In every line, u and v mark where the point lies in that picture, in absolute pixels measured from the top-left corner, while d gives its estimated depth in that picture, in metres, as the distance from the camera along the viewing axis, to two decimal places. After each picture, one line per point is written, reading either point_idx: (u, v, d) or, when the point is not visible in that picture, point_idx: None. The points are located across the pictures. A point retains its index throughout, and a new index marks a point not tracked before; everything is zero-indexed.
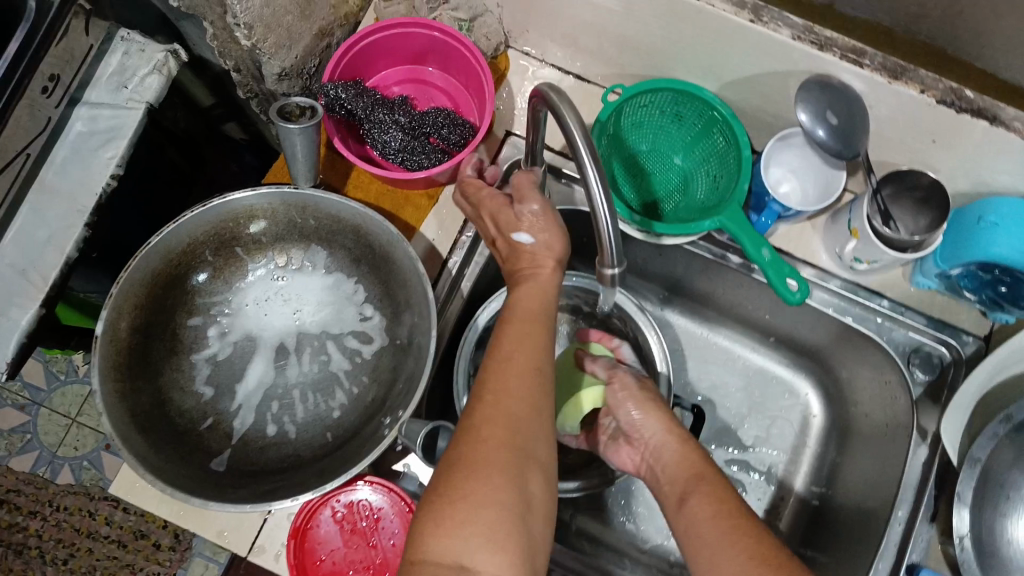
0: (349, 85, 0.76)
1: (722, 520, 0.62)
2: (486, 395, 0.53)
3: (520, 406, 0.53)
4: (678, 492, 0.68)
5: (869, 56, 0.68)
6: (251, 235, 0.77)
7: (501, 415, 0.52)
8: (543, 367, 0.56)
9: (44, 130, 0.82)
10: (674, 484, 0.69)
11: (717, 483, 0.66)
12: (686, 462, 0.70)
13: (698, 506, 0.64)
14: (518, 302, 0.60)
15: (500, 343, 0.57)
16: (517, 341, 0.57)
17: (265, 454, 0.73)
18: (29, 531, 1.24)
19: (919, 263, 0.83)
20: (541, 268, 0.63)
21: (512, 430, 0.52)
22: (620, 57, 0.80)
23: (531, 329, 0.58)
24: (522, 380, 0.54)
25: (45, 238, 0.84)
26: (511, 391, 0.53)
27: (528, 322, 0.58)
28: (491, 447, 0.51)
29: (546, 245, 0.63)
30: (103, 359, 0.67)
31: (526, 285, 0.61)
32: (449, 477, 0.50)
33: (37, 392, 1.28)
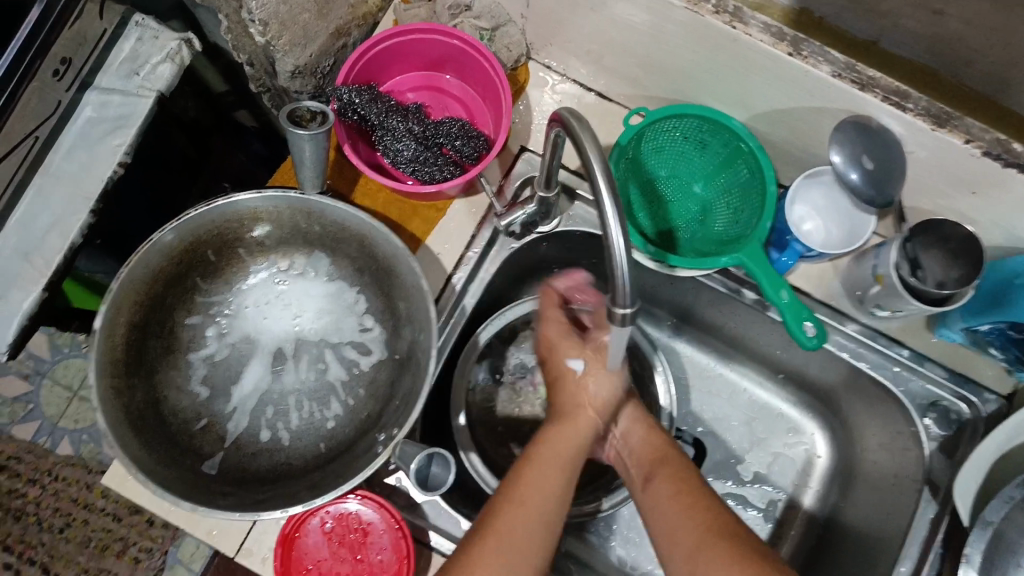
0: (363, 90, 0.74)
1: (681, 496, 0.68)
2: (487, 536, 0.61)
3: (527, 537, 0.62)
4: (643, 473, 0.73)
5: (914, 100, 0.65)
6: (255, 237, 0.76)
7: (495, 561, 0.59)
8: (551, 518, 0.64)
9: (53, 113, 0.82)
10: (640, 465, 0.74)
11: (676, 463, 0.72)
12: (651, 445, 0.75)
13: (663, 487, 0.70)
14: (547, 444, 0.70)
15: (514, 481, 0.66)
16: (543, 477, 0.66)
17: (257, 461, 0.72)
18: (27, 498, 1.23)
19: (943, 315, 0.81)
20: (590, 402, 0.73)
21: (511, 564, 0.60)
22: (644, 78, 0.77)
23: (562, 465, 0.68)
24: (539, 513, 0.63)
25: (48, 222, 0.83)
26: (531, 512, 0.63)
27: (561, 458, 0.68)
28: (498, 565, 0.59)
29: (592, 400, 0.73)
30: (100, 355, 0.66)
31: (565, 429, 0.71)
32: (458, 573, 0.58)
33: (40, 362, 1.28)
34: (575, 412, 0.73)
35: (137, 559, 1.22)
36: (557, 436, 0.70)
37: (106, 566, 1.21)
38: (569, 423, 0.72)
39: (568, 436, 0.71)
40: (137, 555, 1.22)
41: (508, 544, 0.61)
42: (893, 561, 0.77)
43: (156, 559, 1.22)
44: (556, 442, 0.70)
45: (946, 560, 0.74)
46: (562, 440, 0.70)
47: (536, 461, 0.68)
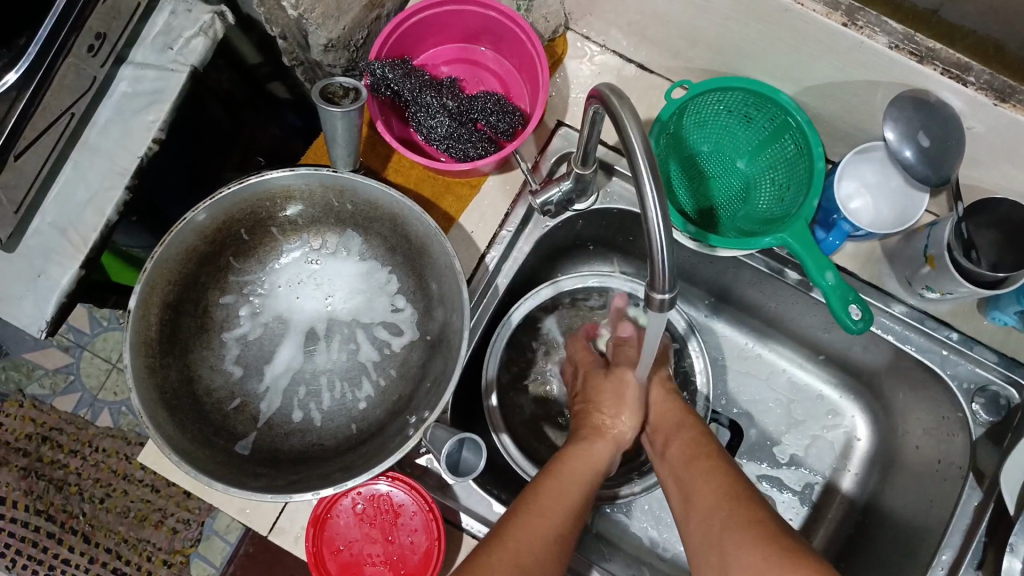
0: (396, 65, 0.72)
1: (699, 460, 0.70)
2: (512, 530, 0.62)
3: (547, 534, 0.62)
4: (661, 442, 0.75)
5: (974, 73, 0.61)
6: (287, 216, 0.75)
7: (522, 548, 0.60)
8: (572, 525, 0.64)
9: (89, 89, 0.81)
10: (655, 433, 0.77)
11: (693, 429, 0.74)
12: (670, 416, 0.77)
13: (677, 451, 0.72)
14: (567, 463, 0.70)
15: (536, 494, 0.65)
16: (566, 484, 0.67)
17: (289, 441, 0.72)
18: (68, 469, 1.26)
19: (995, 297, 0.77)
20: (617, 433, 0.75)
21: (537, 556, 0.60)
22: (689, 50, 0.74)
23: (585, 480, 0.69)
24: (559, 514, 0.64)
25: (85, 198, 0.83)
26: (553, 511, 0.64)
27: (586, 474, 0.69)
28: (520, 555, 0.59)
29: (620, 431, 0.76)
30: (134, 334, 0.66)
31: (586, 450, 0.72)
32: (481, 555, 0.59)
33: (81, 335, 1.31)
34: (602, 434, 0.75)
35: (174, 529, 1.24)
36: (584, 453, 0.72)
37: (145, 535, 1.24)
38: (597, 445, 0.73)
39: (594, 454, 0.72)
40: (175, 525, 1.24)
41: (530, 535, 0.61)
42: (934, 549, 0.75)
43: (193, 530, 1.24)
44: (583, 458, 0.71)
45: (989, 549, 0.71)
46: (589, 459, 0.71)
47: (562, 472, 0.68)
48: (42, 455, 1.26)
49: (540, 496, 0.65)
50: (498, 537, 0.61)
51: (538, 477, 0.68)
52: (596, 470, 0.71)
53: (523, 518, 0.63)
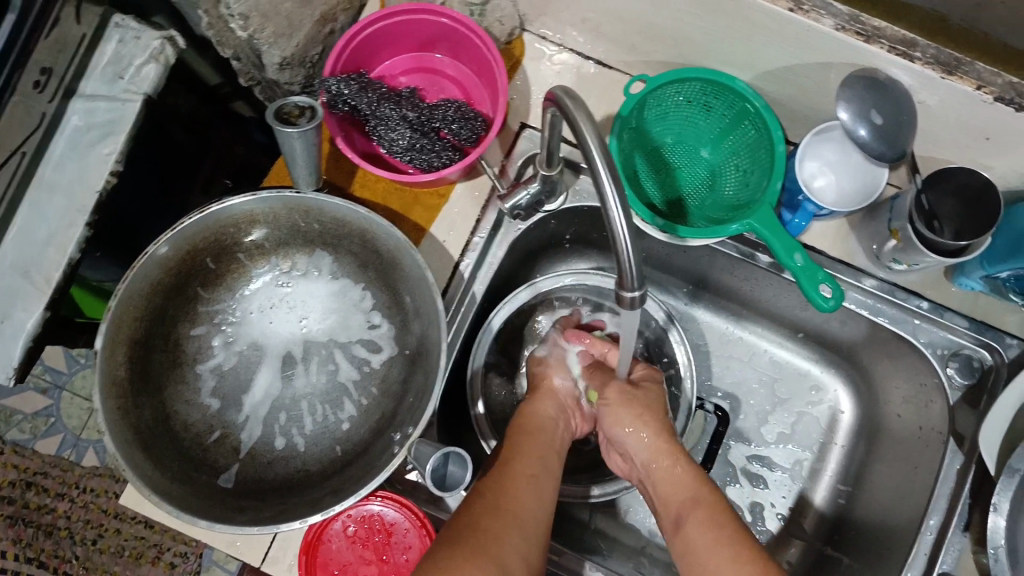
0: (351, 80, 0.71)
1: (724, 552, 0.63)
2: (486, 491, 0.66)
3: (527, 496, 0.66)
4: (674, 515, 0.69)
5: (921, 48, 0.62)
6: (252, 241, 0.74)
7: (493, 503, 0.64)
8: (536, 471, 0.69)
9: (40, 125, 0.79)
10: (667, 505, 0.70)
11: (712, 503, 0.68)
12: (681, 485, 0.70)
13: (696, 532, 0.66)
14: (524, 416, 0.76)
15: (505, 451, 0.71)
16: (527, 444, 0.72)
17: (274, 469, 0.71)
18: (57, 513, 1.22)
19: (960, 264, 0.79)
20: (555, 387, 0.80)
21: (509, 506, 0.64)
22: (644, 43, 0.74)
23: (542, 433, 0.74)
24: (528, 469, 0.69)
25: (44, 237, 0.80)
26: (525, 472, 0.68)
27: (535, 427, 0.74)
28: (507, 519, 0.63)
29: (556, 384, 0.80)
30: (104, 376, 0.64)
31: (536, 404, 0.78)
32: (472, 524, 0.62)
33: (58, 375, 1.28)
34: (543, 392, 0.80)
35: (172, 564, 1.22)
36: (527, 411, 0.77)
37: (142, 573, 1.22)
38: (538, 400, 0.78)
39: (541, 409, 0.77)
40: (172, 560, 1.22)
41: (513, 498, 0.65)
42: (921, 516, 0.76)
43: (191, 563, 1.23)
44: (532, 416, 0.76)
45: (974, 511, 0.73)
46: (535, 413, 0.76)
47: (518, 433, 0.73)
48: (28, 501, 1.22)
49: (513, 461, 0.69)
50: (484, 504, 0.64)
51: (503, 441, 0.73)
52: (544, 421, 0.76)
53: (502, 484, 0.67)
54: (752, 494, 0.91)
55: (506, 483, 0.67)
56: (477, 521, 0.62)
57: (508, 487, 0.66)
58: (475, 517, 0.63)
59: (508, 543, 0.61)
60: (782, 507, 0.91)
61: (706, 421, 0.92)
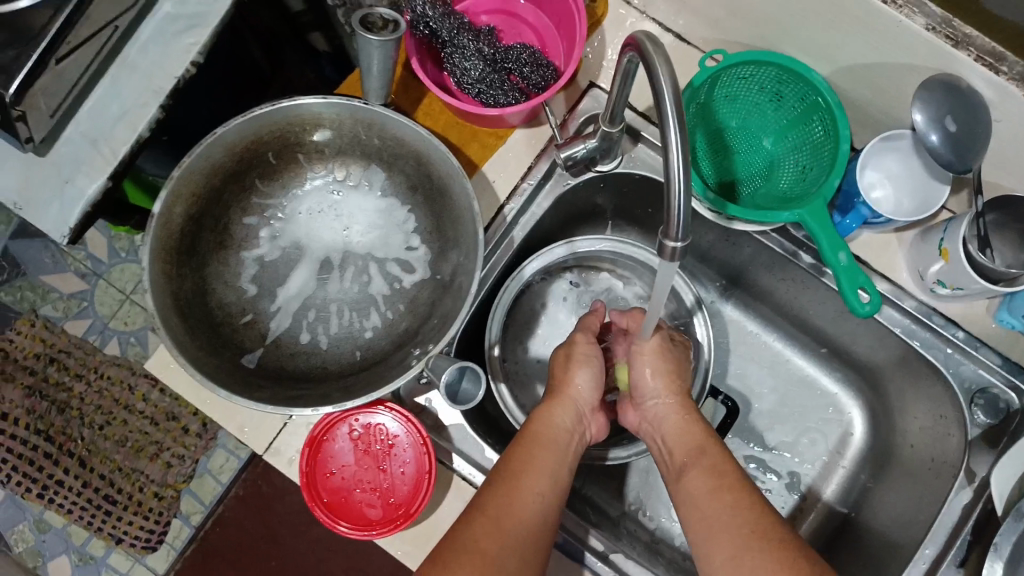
0: (437, 5, 0.73)
1: (724, 494, 0.63)
2: (487, 510, 0.63)
3: (528, 517, 0.64)
4: (679, 465, 0.69)
5: (1009, 62, 0.61)
6: (314, 143, 0.76)
7: (494, 530, 0.61)
8: (544, 495, 0.66)
9: (134, 5, 0.83)
10: (675, 455, 0.70)
11: (717, 456, 0.67)
12: (688, 438, 0.70)
13: (698, 480, 0.65)
14: (534, 421, 0.72)
15: (510, 457, 0.68)
16: (537, 457, 0.68)
17: (295, 361, 0.73)
18: (72, 393, 1.27)
19: (1009, 299, 0.76)
20: (575, 393, 0.76)
21: (506, 535, 0.61)
22: (727, 21, 0.74)
23: (550, 445, 0.70)
24: (533, 489, 0.66)
25: (118, 113, 0.84)
26: (529, 489, 0.66)
27: (549, 438, 0.71)
28: (504, 547, 0.61)
29: (578, 390, 0.76)
30: (156, 241, 0.67)
31: (552, 409, 0.74)
32: (466, 543, 0.60)
33: (98, 264, 1.33)
34: (562, 398, 0.75)
35: (169, 463, 1.26)
36: (543, 419, 0.73)
37: (139, 466, 1.26)
38: (556, 409, 0.74)
39: (556, 418, 0.73)
40: (170, 460, 1.26)
41: (513, 520, 0.63)
42: (916, 545, 0.75)
43: (186, 466, 1.26)
44: (544, 425, 0.72)
45: (973, 549, 0.71)
46: (550, 424, 0.72)
47: (528, 441, 0.70)
48: (47, 376, 1.27)
49: (519, 476, 0.66)
50: (484, 522, 0.62)
51: (509, 448, 0.70)
52: (559, 432, 0.72)
53: (502, 499, 0.64)
54: None
55: (507, 498, 0.64)
56: (474, 541, 0.60)
57: (506, 506, 0.64)
58: (471, 535, 0.61)
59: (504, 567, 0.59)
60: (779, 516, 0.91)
61: (716, 411, 0.93)
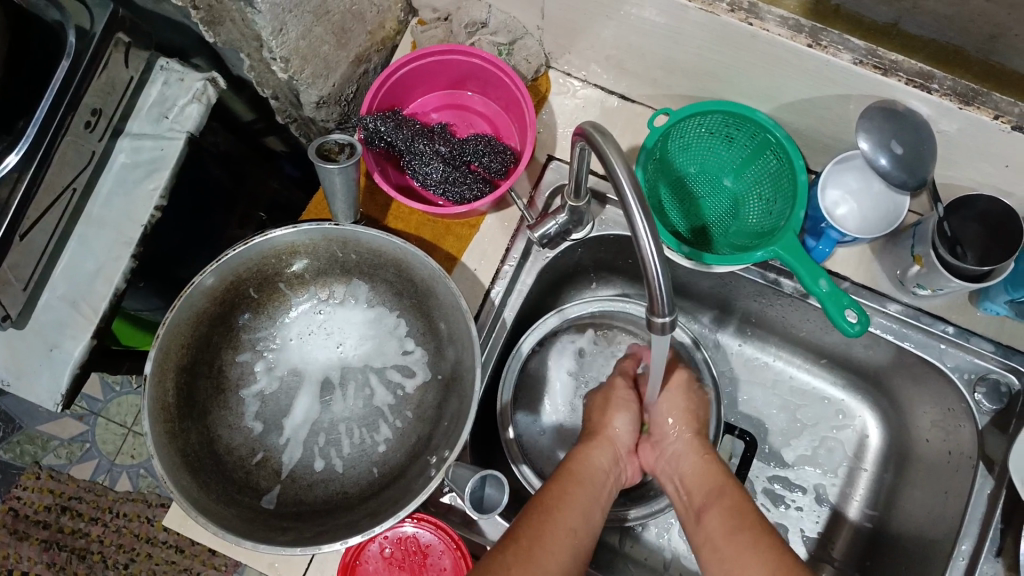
0: (388, 118, 0.75)
1: (742, 533, 0.65)
2: (522, 539, 0.64)
3: (562, 551, 0.64)
4: (697, 507, 0.71)
5: (938, 80, 0.65)
6: (293, 271, 0.77)
7: (528, 560, 0.62)
8: (576, 531, 0.66)
9: (89, 163, 0.83)
10: (693, 496, 0.72)
11: (737, 496, 0.69)
12: (708, 479, 0.72)
13: (718, 521, 0.67)
14: (573, 459, 0.74)
15: (547, 491, 0.70)
16: (573, 493, 0.70)
17: (313, 491, 0.73)
18: (91, 537, 1.26)
19: (986, 289, 0.79)
20: (612, 433, 0.79)
21: (538, 568, 0.62)
22: (666, 78, 0.77)
23: (589, 483, 0.72)
24: (569, 523, 0.67)
25: (92, 270, 0.84)
26: (565, 523, 0.66)
27: (585, 475, 0.72)
28: (536, 575, 0.61)
29: (615, 431, 0.79)
30: (153, 401, 0.68)
31: (594, 446, 0.76)
32: (501, 575, 0.60)
33: (94, 402, 1.32)
34: (600, 438, 0.78)
35: None
36: (581, 457, 0.75)
37: None
38: (593, 446, 0.77)
39: (594, 456, 0.75)
40: None
41: (546, 551, 0.63)
42: (953, 542, 0.76)
43: None
44: (581, 461, 0.74)
45: (1006, 536, 0.73)
46: (589, 462, 0.74)
47: (565, 477, 0.72)
48: (63, 525, 1.27)
49: (553, 511, 0.67)
50: (516, 552, 0.62)
51: (544, 484, 0.72)
52: (596, 472, 0.74)
53: (536, 531, 0.65)
54: (777, 515, 0.92)
55: (541, 531, 0.65)
56: (509, 571, 0.61)
57: (542, 537, 0.64)
58: (504, 566, 0.61)
59: None
60: (812, 530, 0.92)
61: (734, 446, 0.92)
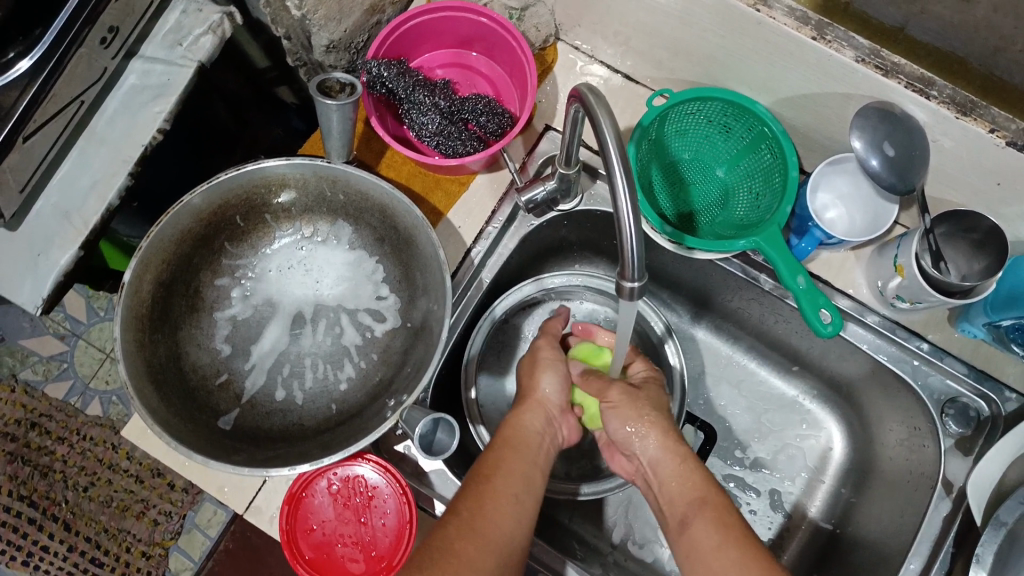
0: (392, 64, 0.75)
1: (727, 548, 0.61)
2: (461, 512, 0.62)
3: (503, 518, 0.62)
4: (679, 514, 0.66)
5: (937, 87, 0.64)
6: (280, 203, 0.78)
7: (469, 536, 0.60)
8: (518, 496, 0.65)
9: (100, 79, 0.85)
10: (673, 504, 0.67)
11: (720, 506, 0.64)
12: (689, 482, 0.67)
13: (699, 530, 0.63)
14: (507, 428, 0.72)
15: (487, 460, 0.68)
16: (509, 461, 0.68)
17: (271, 419, 0.74)
18: (55, 455, 1.27)
19: (966, 310, 0.79)
20: (542, 396, 0.77)
21: (479, 542, 0.60)
22: (671, 61, 0.78)
23: (522, 449, 0.70)
24: (507, 491, 0.64)
25: (88, 184, 0.86)
26: (504, 490, 0.64)
27: (520, 441, 0.70)
28: (478, 551, 0.59)
29: (544, 394, 0.77)
30: (127, 311, 0.68)
31: (524, 414, 0.74)
32: (441, 550, 0.59)
33: (77, 324, 1.33)
34: (530, 403, 0.76)
35: (156, 520, 1.25)
36: (512, 423, 0.73)
37: (125, 525, 1.26)
38: (525, 413, 0.74)
39: (525, 422, 0.73)
40: (156, 517, 1.25)
41: (487, 522, 0.61)
42: (902, 559, 0.75)
43: (173, 523, 1.25)
44: (513, 427, 0.72)
45: (957, 559, 0.72)
46: (520, 426, 0.72)
47: (501, 445, 0.70)
48: (29, 441, 1.27)
49: (491, 479, 0.65)
50: (458, 527, 0.61)
51: (484, 453, 0.70)
52: (529, 434, 0.72)
53: (478, 503, 0.63)
54: None
55: (481, 501, 0.63)
56: (447, 544, 0.59)
57: (482, 506, 0.63)
58: (445, 542, 0.60)
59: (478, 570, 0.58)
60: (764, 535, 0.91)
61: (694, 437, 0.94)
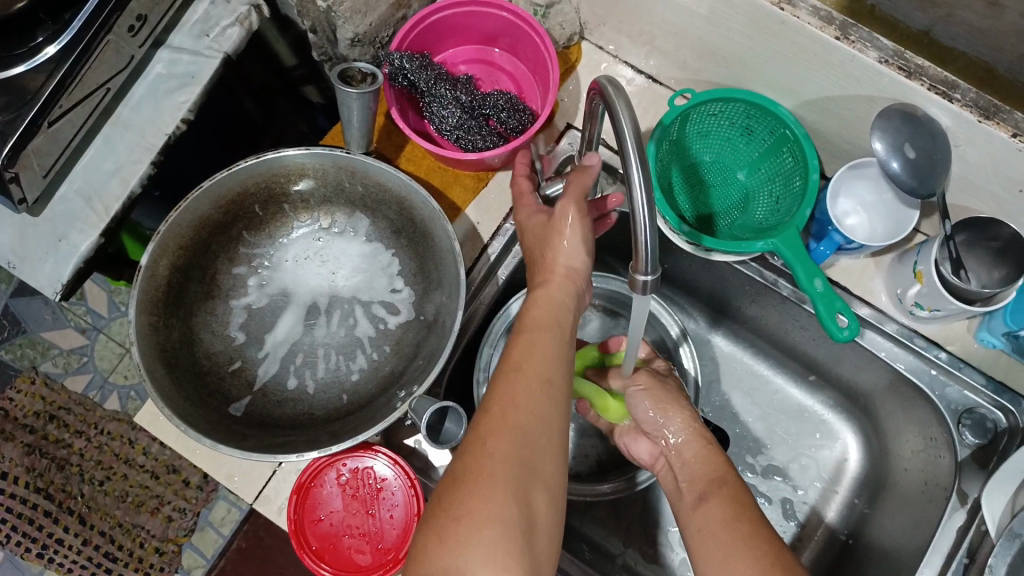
0: (414, 57, 0.75)
1: (739, 522, 0.62)
2: (493, 408, 0.57)
3: (538, 405, 0.57)
4: (698, 490, 0.68)
5: (961, 90, 0.63)
6: (298, 193, 0.78)
7: (506, 429, 0.55)
8: (551, 378, 0.59)
9: (127, 67, 0.86)
10: (694, 483, 0.70)
11: (737, 485, 0.67)
12: (711, 465, 0.70)
13: (715, 508, 0.65)
14: (530, 310, 0.65)
15: (513, 350, 0.62)
16: (539, 342, 0.62)
17: (282, 408, 0.74)
18: (72, 449, 1.28)
19: (987, 319, 0.78)
20: (564, 263, 0.67)
21: (523, 434, 0.55)
22: (695, 61, 0.78)
23: (551, 327, 0.64)
24: (538, 374, 0.59)
25: (111, 169, 0.87)
26: (536, 374, 0.59)
27: (548, 319, 0.64)
28: (523, 445, 0.55)
29: (568, 260, 0.67)
30: (142, 293, 0.69)
31: (541, 292, 0.66)
32: (474, 450, 0.55)
33: (98, 318, 1.34)
34: (553, 275, 0.67)
35: (170, 517, 1.25)
36: (538, 300, 0.66)
37: (140, 521, 1.26)
38: (548, 290, 0.66)
39: (552, 298, 0.66)
40: (171, 513, 1.25)
41: (522, 412, 0.56)
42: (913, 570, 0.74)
43: (188, 519, 1.25)
44: (539, 304, 0.65)
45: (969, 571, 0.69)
46: (546, 303, 0.65)
47: (525, 329, 0.63)
48: (47, 433, 1.29)
49: (520, 365, 0.60)
50: (489, 423, 0.56)
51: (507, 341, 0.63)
52: (558, 312, 0.65)
53: (509, 394, 0.58)
54: None
55: (513, 395, 0.57)
56: (483, 446, 0.55)
57: (515, 397, 0.57)
58: (481, 443, 0.55)
59: (523, 466, 0.54)
60: None
61: None
